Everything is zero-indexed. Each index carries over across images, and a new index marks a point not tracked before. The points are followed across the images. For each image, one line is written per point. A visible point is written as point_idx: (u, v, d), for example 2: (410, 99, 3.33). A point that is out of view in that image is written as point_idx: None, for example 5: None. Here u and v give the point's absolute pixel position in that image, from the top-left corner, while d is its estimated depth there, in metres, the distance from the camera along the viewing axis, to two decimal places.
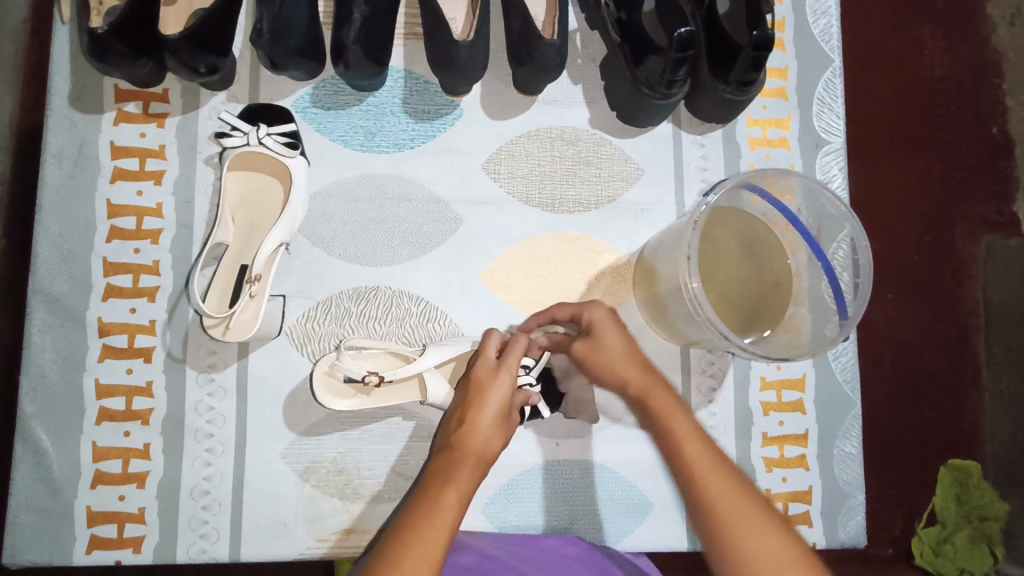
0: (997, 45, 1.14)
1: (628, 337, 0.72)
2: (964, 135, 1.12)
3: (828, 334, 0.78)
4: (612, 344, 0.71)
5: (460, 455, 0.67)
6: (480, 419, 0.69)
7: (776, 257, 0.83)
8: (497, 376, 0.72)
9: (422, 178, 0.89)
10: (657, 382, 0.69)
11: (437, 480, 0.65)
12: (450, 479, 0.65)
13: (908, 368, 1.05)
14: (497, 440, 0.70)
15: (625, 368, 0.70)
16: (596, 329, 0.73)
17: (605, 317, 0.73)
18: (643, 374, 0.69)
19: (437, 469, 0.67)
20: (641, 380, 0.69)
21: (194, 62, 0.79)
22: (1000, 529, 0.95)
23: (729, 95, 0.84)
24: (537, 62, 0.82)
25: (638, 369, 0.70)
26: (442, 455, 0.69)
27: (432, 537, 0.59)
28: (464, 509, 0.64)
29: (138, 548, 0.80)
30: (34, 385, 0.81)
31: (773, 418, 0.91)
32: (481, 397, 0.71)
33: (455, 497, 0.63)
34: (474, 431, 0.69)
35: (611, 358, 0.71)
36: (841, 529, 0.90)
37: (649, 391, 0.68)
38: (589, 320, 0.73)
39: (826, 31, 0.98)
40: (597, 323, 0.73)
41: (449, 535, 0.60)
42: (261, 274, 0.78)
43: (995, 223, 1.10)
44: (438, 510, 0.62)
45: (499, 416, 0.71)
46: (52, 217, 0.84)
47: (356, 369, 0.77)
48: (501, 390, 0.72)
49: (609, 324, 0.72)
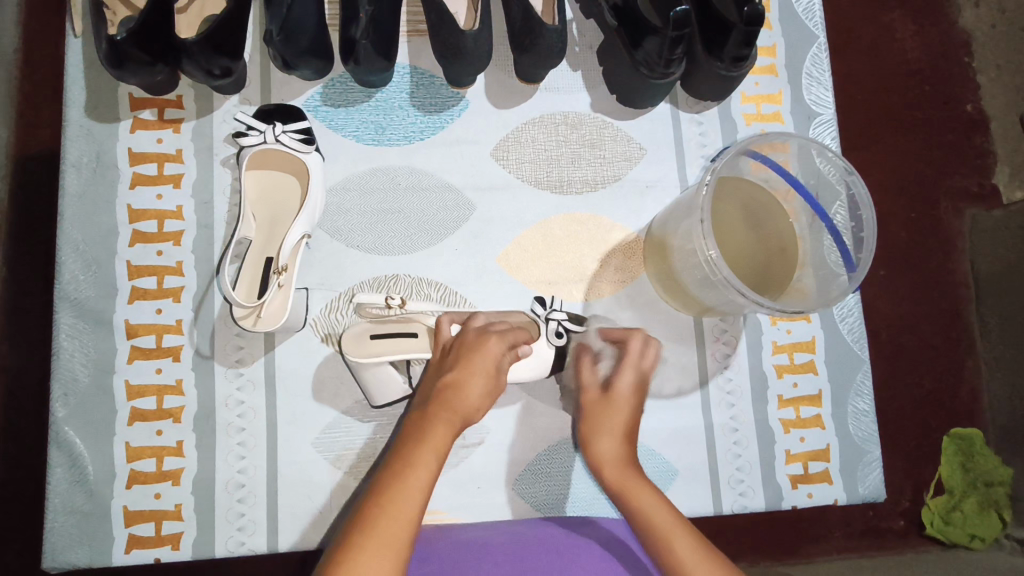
0: (965, 25, 1.18)
1: (632, 416, 0.83)
2: (942, 111, 1.15)
3: (836, 288, 0.81)
4: (615, 414, 0.82)
5: (441, 410, 0.71)
6: (467, 381, 0.73)
7: (780, 220, 0.85)
8: (487, 343, 0.76)
9: (434, 169, 0.92)
10: (636, 476, 0.76)
11: (415, 439, 0.68)
12: (426, 435, 0.68)
13: (905, 338, 1.07)
14: (479, 401, 0.74)
15: (614, 449, 0.79)
16: (614, 404, 0.83)
17: (628, 390, 0.84)
18: (625, 463, 0.78)
19: (415, 427, 0.69)
20: (625, 461, 0.78)
21: (210, 64, 0.82)
22: (1008, 493, 1.00)
23: (723, 71, 0.88)
24: (540, 50, 0.86)
25: (621, 459, 0.78)
26: (422, 412, 0.71)
27: (410, 492, 0.62)
28: (439, 465, 0.66)
29: (176, 544, 0.81)
30: (65, 391, 0.82)
31: (787, 380, 0.94)
32: (469, 360, 0.74)
33: (429, 455, 0.66)
34: (458, 393, 0.72)
35: (607, 433, 0.80)
36: (860, 483, 0.93)
37: (628, 478, 0.76)
38: (616, 388, 0.84)
39: (809, 10, 1.02)
40: (620, 391, 0.84)
41: (426, 488, 0.64)
42: (287, 264, 0.80)
43: (976, 195, 1.13)
44: (414, 467, 0.65)
45: (485, 376, 0.74)
46: (74, 224, 0.85)
47: (377, 297, 0.81)
48: (490, 356, 0.75)
49: (631, 382, 0.85)
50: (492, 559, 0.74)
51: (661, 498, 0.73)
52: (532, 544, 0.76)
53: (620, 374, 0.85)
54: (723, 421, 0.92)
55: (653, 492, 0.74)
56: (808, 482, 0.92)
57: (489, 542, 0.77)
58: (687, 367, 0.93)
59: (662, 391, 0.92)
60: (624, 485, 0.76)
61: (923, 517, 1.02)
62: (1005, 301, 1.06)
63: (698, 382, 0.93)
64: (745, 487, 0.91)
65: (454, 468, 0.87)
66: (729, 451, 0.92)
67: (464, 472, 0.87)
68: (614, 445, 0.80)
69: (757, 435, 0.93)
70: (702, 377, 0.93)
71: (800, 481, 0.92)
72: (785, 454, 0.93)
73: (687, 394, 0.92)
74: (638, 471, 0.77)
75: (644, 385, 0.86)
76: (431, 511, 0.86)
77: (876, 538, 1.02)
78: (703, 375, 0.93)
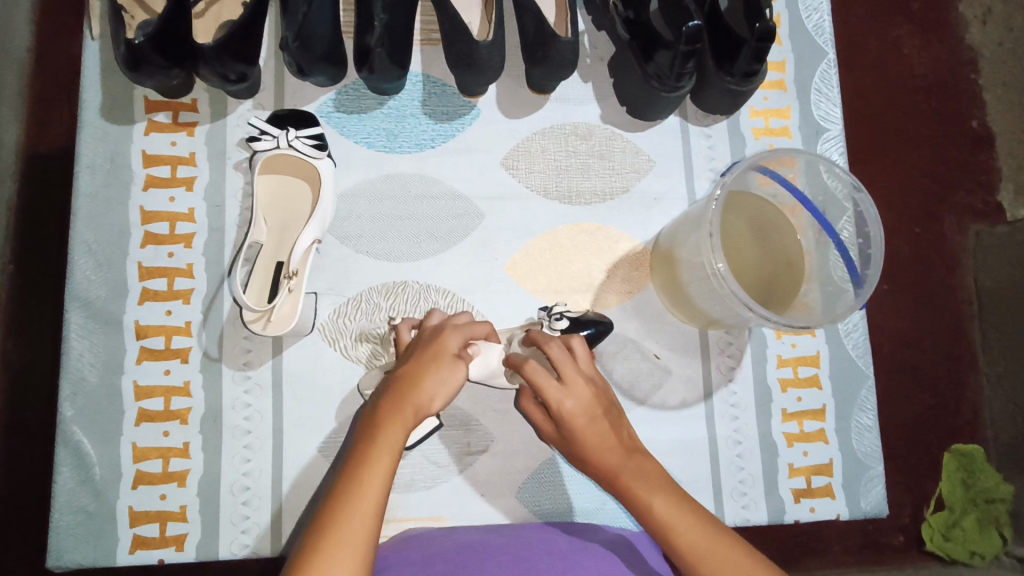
0: (971, 42, 1.19)
1: (596, 422, 0.72)
2: (948, 128, 1.16)
3: (842, 303, 0.81)
4: (582, 432, 0.71)
5: (396, 402, 0.66)
6: (424, 373, 0.69)
7: (787, 235, 0.85)
8: (442, 337, 0.73)
9: (444, 177, 0.93)
10: (628, 467, 0.69)
11: (370, 433, 0.64)
12: (381, 429, 0.64)
13: (909, 353, 1.07)
14: (437, 390, 0.69)
15: (598, 455, 0.70)
16: (572, 426, 0.71)
17: (576, 406, 0.72)
18: (618, 459, 0.70)
19: (370, 424, 0.65)
20: (613, 461, 0.70)
21: (226, 69, 0.83)
22: (1008, 509, 0.99)
23: (734, 86, 0.89)
24: (553, 62, 0.87)
25: (615, 450, 0.70)
26: (376, 408, 0.67)
27: (366, 493, 0.59)
28: (396, 461, 0.62)
29: (180, 545, 0.81)
30: (73, 390, 0.83)
31: (791, 394, 0.94)
32: (427, 354, 0.71)
33: (387, 451, 0.62)
34: (412, 384, 0.68)
35: (588, 445, 0.71)
36: (863, 499, 0.93)
37: (623, 471, 0.69)
38: (561, 414, 0.72)
39: (819, 26, 1.03)
40: (566, 414, 0.71)
41: (384, 487, 0.60)
42: (298, 269, 0.80)
43: (980, 212, 1.14)
44: (369, 465, 0.61)
45: (443, 365, 0.70)
46: (87, 225, 0.86)
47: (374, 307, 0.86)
48: (445, 347, 0.72)
49: (564, 401, 0.71)
50: (495, 559, 0.73)
51: (659, 488, 0.66)
52: (537, 549, 0.76)
53: (551, 397, 0.71)
54: (727, 434, 0.93)
55: (644, 481, 0.67)
56: (811, 496, 0.92)
57: (492, 545, 0.77)
58: (692, 379, 0.93)
59: (667, 403, 0.92)
60: (620, 486, 0.69)
61: (922, 534, 1.02)
62: (1008, 318, 1.06)
63: (702, 394, 0.93)
64: (748, 499, 0.91)
65: (459, 475, 0.87)
66: (733, 464, 0.92)
67: (469, 479, 0.87)
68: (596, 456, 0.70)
69: (761, 448, 0.93)
70: (707, 390, 0.93)
71: (802, 495, 0.92)
72: (788, 468, 0.93)
73: (691, 406, 0.93)
74: (632, 463, 0.69)
75: (589, 379, 0.74)
76: (434, 517, 0.86)
77: (876, 554, 1.03)
78: (708, 387, 0.93)
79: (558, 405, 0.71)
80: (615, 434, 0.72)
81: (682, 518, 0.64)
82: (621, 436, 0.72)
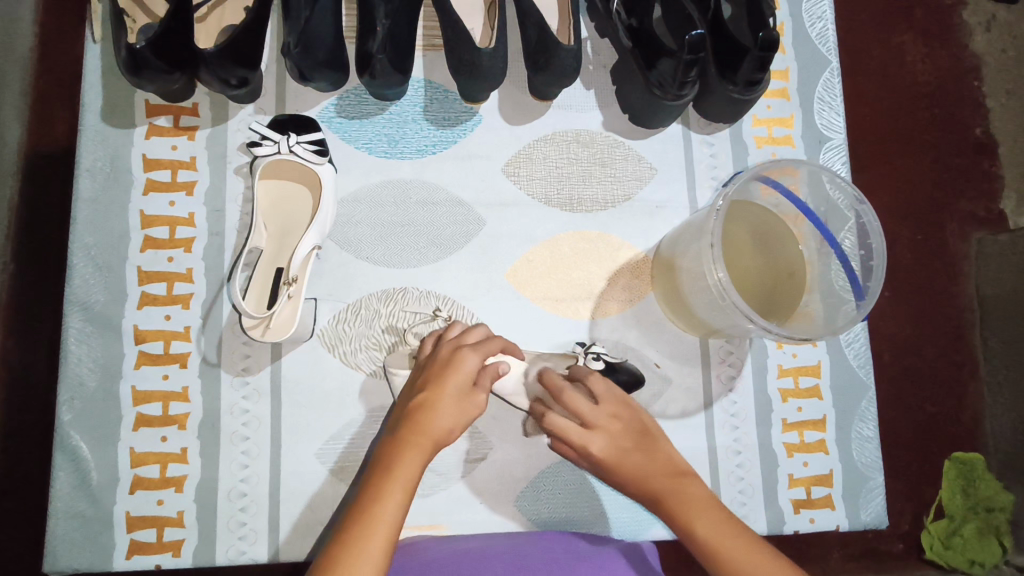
0: (975, 50, 1.18)
1: (637, 458, 0.73)
2: (951, 135, 1.15)
3: (844, 315, 0.82)
4: (623, 464, 0.73)
5: (410, 432, 0.68)
6: (441, 402, 0.71)
7: (789, 245, 0.85)
8: (461, 359, 0.74)
9: (445, 182, 0.92)
10: (677, 491, 0.70)
11: (387, 461, 0.65)
12: (398, 457, 0.65)
13: (911, 362, 1.07)
14: (453, 423, 0.71)
15: (649, 483, 0.72)
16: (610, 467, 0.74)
17: (603, 444, 0.74)
18: (673, 478, 0.71)
19: (385, 451, 0.67)
20: (660, 485, 0.71)
21: (227, 74, 0.82)
22: (1008, 519, 0.99)
23: (737, 95, 0.88)
24: (555, 69, 0.87)
25: (662, 476, 0.72)
26: (393, 434, 0.69)
27: (378, 522, 0.60)
28: (411, 490, 0.64)
29: (177, 551, 0.81)
30: (71, 395, 0.83)
31: (792, 404, 0.94)
32: (444, 378, 0.72)
33: (401, 480, 0.63)
34: (430, 413, 0.70)
35: (629, 474, 0.73)
36: (863, 510, 0.93)
37: (676, 492, 0.70)
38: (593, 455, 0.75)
39: (823, 34, 1.02)
40: (596, 452, 0.74)
41: (398, 516, 0.61)
42: (297, 275, 0.81)
43: (983, 219, 1.14)
44: (384, 495, 0.62)
45: (460, 395, 0.72)
46: (86, 228, 0.86)
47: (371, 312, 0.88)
48: (465, 372, 0.73)
49: (584, 438, 0.75)
50: (493, 567, 0.73)
51: (703, 512, 0.67)
52: (534, 555, 0.76)
53: (579, 440, 0.75)
54: (726, 443, 0.92)
55: (697, 496, 0.69)
56: (811, 507, 0.92)
57: (490, 552, 0.76)
58: (692, 388, 0.93)
59: (667, 412, 0.92)
60: (671, 507, 0.69)
61: (922, 541, 1.02)
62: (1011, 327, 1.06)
63: (703, 403, 0.93)
64: (747, 510, 0.91)
65: (457, 482, 0.87)
66: (732, 473, 0.92)
67: (467, 487, 0.87)
68: (640, 480, 0.72)
69: (760, 459, 0.92)
70: (707, 399, 0.93)
71: (802, 506, 0.92)
72: (788, 478, 0.92)
73: (692, 415, 0.92)
74: (691, 486, 0.70)
75: (613, 411, 0.76)
76: (432, 525, 0.86)
77: (874, 563, 1.02)
78: (708, 396, 0.93)
79: (586, 447, 0.74)
80: (672, 458, 0.74)
81: (727, 542, 0.64)
82: (676, 460, 0.74)
